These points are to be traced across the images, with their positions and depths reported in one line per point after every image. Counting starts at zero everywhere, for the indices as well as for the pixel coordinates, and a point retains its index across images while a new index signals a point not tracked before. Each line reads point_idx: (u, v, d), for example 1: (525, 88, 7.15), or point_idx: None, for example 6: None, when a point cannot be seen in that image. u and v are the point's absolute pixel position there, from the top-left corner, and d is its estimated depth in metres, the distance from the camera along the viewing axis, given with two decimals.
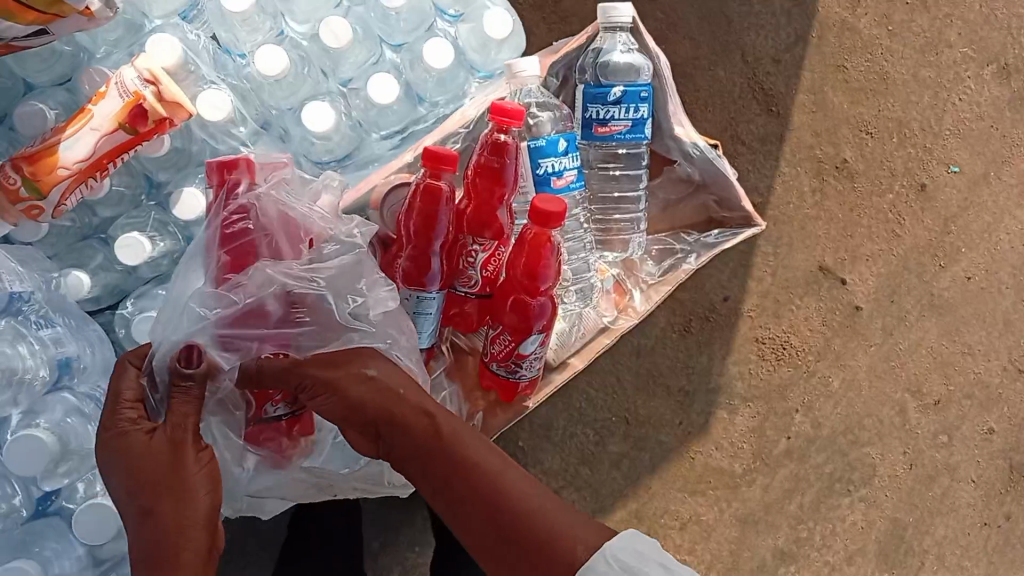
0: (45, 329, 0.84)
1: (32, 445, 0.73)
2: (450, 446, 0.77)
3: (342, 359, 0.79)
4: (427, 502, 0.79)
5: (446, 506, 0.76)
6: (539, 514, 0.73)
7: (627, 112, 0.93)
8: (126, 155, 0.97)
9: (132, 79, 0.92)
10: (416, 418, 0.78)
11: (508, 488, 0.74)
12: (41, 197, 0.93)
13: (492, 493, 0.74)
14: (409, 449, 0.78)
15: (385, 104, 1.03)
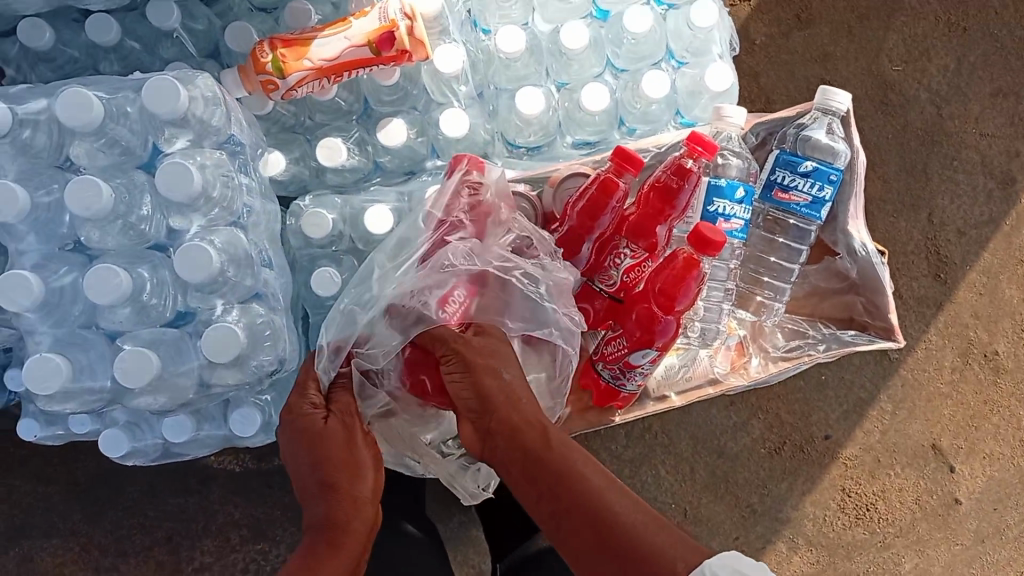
0: (244, 177, 0.94)
1: (203, 253, 0.82)
2: (559, 455, 0.78)
3: (488, 352, 0.83)
4: (528, 510, 0.79)
5: (548, 514, 0.76)
6: (641, 532, 0.72)
7: (811, 187, 0.97)
8: (359, 71, 1.08)
9: (394, 10, 1.04)
10: (530, 425, 0.80)
11: (610, 502, 0.74)
12: (280, 77, 1.04)
13: (594, 507, 0.74)
14: (516, 455, 0.79)
15: (591, 113, 1.10)
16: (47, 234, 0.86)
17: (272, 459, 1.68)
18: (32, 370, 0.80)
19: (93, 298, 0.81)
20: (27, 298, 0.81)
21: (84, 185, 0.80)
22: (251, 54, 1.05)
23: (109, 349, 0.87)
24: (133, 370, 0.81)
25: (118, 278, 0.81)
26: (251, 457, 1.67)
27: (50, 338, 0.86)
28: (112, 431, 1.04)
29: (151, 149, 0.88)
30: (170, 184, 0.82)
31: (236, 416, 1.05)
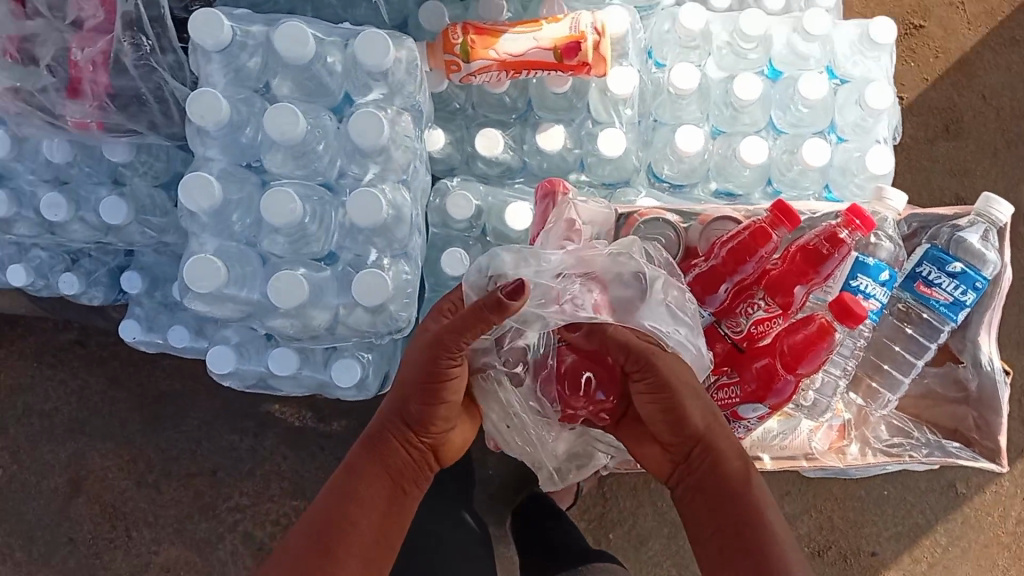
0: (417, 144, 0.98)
1: (372, 202, 0.86)
2: (752, 497, 0.81)
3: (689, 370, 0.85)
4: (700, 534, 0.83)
5: (719, 548, 0.80)
6: None
7: (955, 288, 0.99)
8: (538, 73, 1.11)
9: (586, 22, 1.06)
10: (732, 457, 0.83)
11: (786, 561, 0.76)
12: (464, 61, 1.08)
13: (774, 560, 0.76)
14: (713, 480, 0.82)
15: (745, 163, 1.12)
16: (235, 149, 0.91)
17: (331, 420, 1.75)
18: (192, 268, 0.85)
19: (268, 217, 0.85)
20: (207, 201, 0.86)
21: (283, 113, 0.84)
22: (442, 35, 1.09)
23: (261, 270, 0.91)
24: (289, 292, 0.85)
25: (293, 205, 0.85)
26: (313, 414, 1.75)
27: (213, 243, 0.90)
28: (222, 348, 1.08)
29: (344, 95, 0.92)
30: (361, 129, 0.86)
31: (336, 367, 1.10)
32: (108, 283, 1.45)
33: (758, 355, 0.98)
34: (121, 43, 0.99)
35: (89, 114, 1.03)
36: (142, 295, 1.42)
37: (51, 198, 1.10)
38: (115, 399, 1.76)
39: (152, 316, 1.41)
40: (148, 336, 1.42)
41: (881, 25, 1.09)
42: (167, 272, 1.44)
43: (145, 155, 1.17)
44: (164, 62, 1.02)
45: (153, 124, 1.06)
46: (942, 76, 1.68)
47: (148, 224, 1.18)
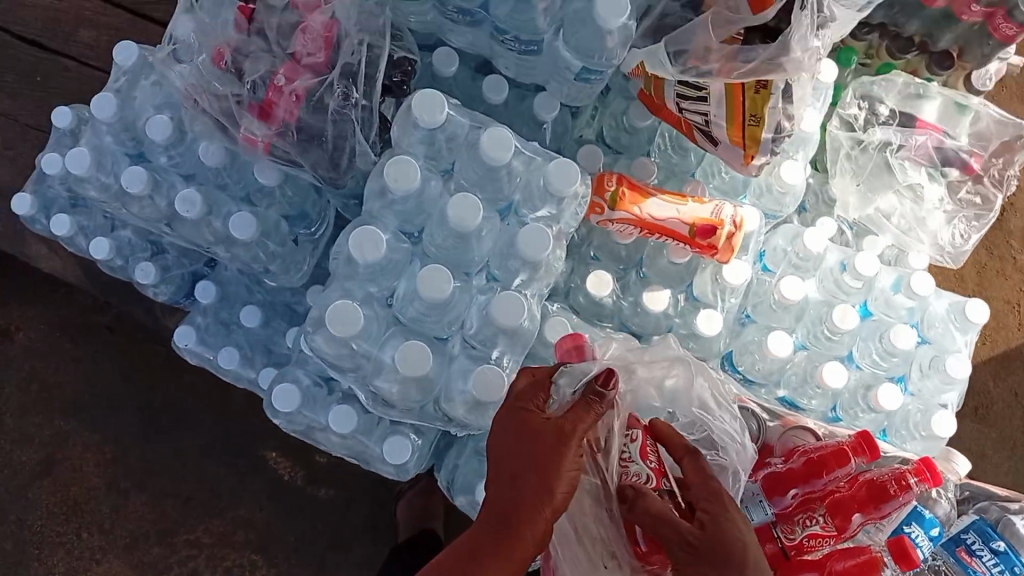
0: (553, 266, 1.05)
1: (515, 305, 0.91)
2: None
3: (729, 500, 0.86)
4: None
5: None
6: None
7: (996, 564, 1.03)
8: (665, 239, 1.19)
9: (727, 212, 1.16)
10: None
11: None
12: (609, 206, 1.16)
13: None
14: None
15: (824, 385, 1.19)
16: (403, 216, 0.97)
17: (320, 487, 1.69)
18: (336, 311, 0.89)
19: (421, 290, 0.90)
20: (372, 254, 0.91)
21: (467, 202, 0.90)
22: (597, 177, 1.18)
23: (385, 330, 0.96)
24: (415, 363, 0.89)
25: (445, 284, 0.91)
26: (304, 475, 1.70)
27: (359, 291, 0.96)
28: (293, 387, 1.10)
29: (510, 202, 0.99)
30: (526, 240, 0.92)
31: (390, 442, 1.10)
32: (177, 286, 1.42)
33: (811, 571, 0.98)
34: (332, 87, 1.06)
35: (267, 134, 1.08)
36: (208, 308, 1.39)
37: (190, 195, 1.14)
38: (116, 396, 1.71)
39: (208, 329, 1.38)
40: (197, 348, 1.38)
41: (977, 306, 1.21)
42: (239, 295, 1.39)
43: (285, 187, 1.22)
44: (358, 116, 1.08)
45: (316, 165, 1.10)
46: (982, 361, 1.79)
47: (263, 248, 1.22)
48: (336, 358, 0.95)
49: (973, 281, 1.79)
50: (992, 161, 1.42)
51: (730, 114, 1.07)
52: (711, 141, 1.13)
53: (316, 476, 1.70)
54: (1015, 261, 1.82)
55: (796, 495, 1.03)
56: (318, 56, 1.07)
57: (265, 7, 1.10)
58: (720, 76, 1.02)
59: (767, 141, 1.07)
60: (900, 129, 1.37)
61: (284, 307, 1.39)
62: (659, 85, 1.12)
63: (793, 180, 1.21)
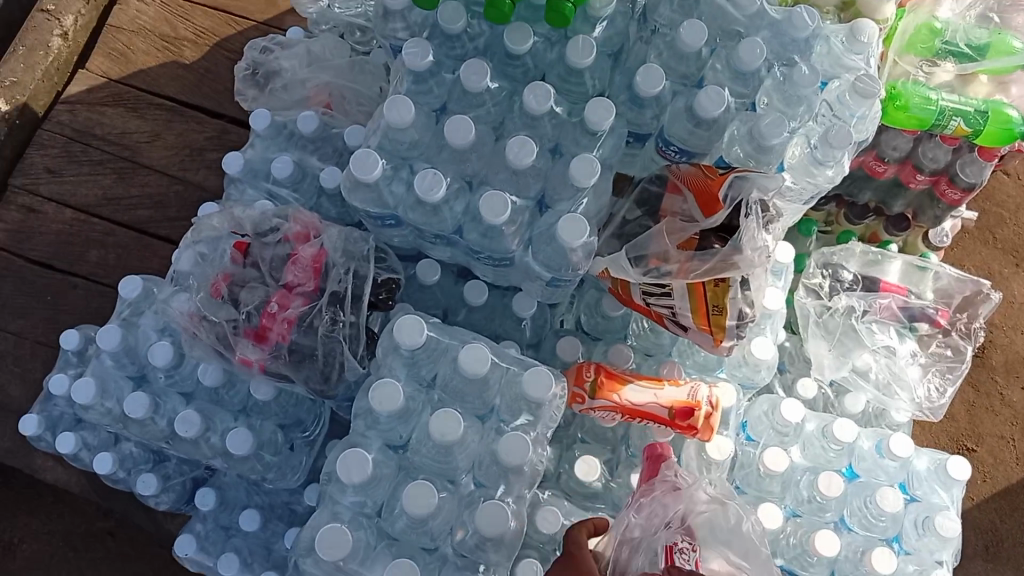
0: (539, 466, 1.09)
1: (497, 512, 0.94)
2: None
3: None
4: None
5: None
6: None
7: None
8: (646, 421, 1.24)
9: (703, 393, 1.22)
10: None
11: None
12: (589, 395, 1.22)
13: None
14: None
15: (820, 553, 1.20)
16: (387, 433, 1.01)
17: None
18: (327, 537, 0.92)
19: (407, 506, 0.94)
20: (360, 476, 0.94)
21: (448, 418, 0.96)
22: (575, 368, 1.24)
23: (375, 547, 0.98)
24: None
25: (432, 498, 0.94)
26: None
27: (348, 512, 0.99)
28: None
29: (493, 407, 1.03)
30: (509, 449, 0.96)
31: None
32: (180, 491, 1.44)
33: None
34: (321, 312, 1.14)
35: (261, 356, 1.14)
36: (208, 513, 1.39)
37: (189, 415, 1.20)
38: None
39: (209, 536, 1.38)
40: (198, 556, 1.36)
41: (959, 462, 1.25)
42: (241, 497, 1.40)
43: (283, 397, 1.28)
44: (345, 334, 1.15)
45: (308, 378, 1.15)
46: (984, 498, 1.79)
47: (261, 459, 1.26)
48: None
49: (964, 420, 1.83)
50: (958, 316, 1.53)
51: (694, 305, 1.16)
52: (680, 326, 1.21)
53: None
54: (1002, 397, 1.86)
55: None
56: (307, 284, 1.15)
57: (258, 241, 1.19)
58: (678, 276, 1.14)
59: (732, 326, 1.17)
60: (864, 294, 1.49)
61: (284, 506, 1.39)
62: (624, 284, 1.22)
63: (766, 355, 1.28)
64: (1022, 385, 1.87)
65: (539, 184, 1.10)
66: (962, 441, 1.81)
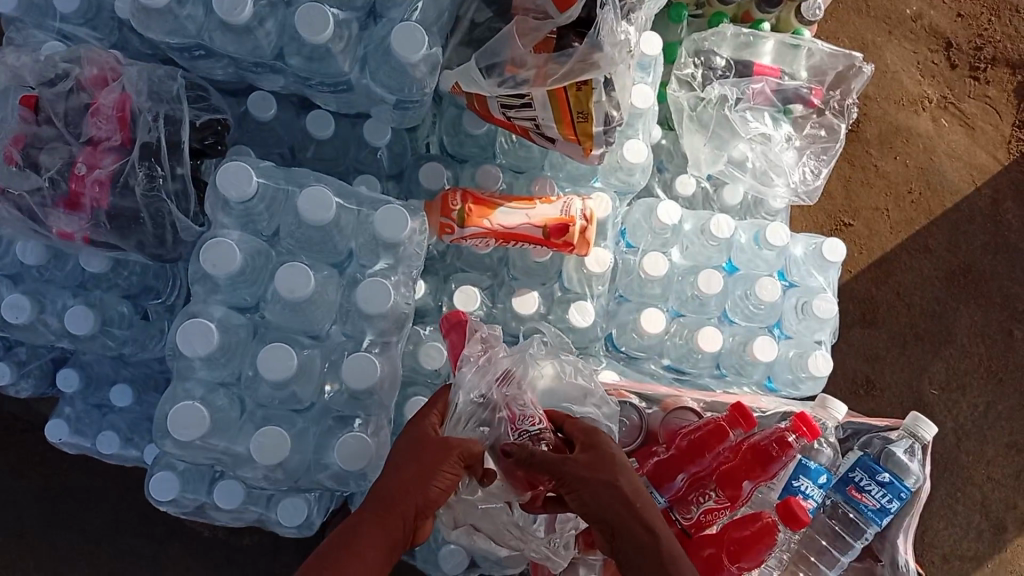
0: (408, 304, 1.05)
1: (364, 363, 0.90)
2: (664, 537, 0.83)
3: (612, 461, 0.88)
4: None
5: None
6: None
7: (884, 496, 1.06)
8: (521, 243, 1.18)
9: (576, 208, 1.16)
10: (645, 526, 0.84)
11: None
12: (459, 225, 1.14)
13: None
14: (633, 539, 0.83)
15: (702, 350, 1.22)
16: (232, 295, 0.93)
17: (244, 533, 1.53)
18: (176, 417, 0.86)
19: (263, 370, 0.87)
20: (203, 347, 0.87)
21: (296, 272, 0.88)
22: (440, 196, 1.16)
23: (240, 416, 0.92)
24: (271, 449, 0.88)
25: (290, 360, 0.88)
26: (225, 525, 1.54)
27: (201, 388, 0.91)
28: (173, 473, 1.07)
29: (348, 251, 0.96)
30: (367, 298, 0.90)
31: (284, 504, 1.08)
32: (39, 377, 1.33)
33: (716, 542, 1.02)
34: (135, 169, 1.01)
35: (80, 226, 1.02)
36: (75, 395, 1.29)
37: (16, 300, 1.08)
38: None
39: (82, 417, 1.30)
40: (74, 437, 1.30)
41: (833, 246, 1.24)
42: (105, 374, 1.29)
43: (121, 268, 1.16)
44: (171, 190, 1.03)
45: (142, 243, 1.05)
46: (861, 270, 1.86)
47: (109, 336, 1.16)
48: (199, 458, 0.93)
49: (841, 198, 1.87)
50: (831, 94, 1.50)
51: (557, 116, 1.08)
52: (546, 139, 1.14)
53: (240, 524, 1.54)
54: (877, 169, 1.90)
55: (683, 482, 1.04)
56: (115, 137, 1.02)
57: (47, 94, 1.03)
58: (537, 84, 1.04)
59: (599, 134, 1.10)
60: (738, 81, 1.43)
61: (153, 377, 1.28)
62: (481, 98, 1.10)
63: (637, 159, 1.20)
64: (895, 156, 1.91)
65: None
66: (839, 217, 1.87)
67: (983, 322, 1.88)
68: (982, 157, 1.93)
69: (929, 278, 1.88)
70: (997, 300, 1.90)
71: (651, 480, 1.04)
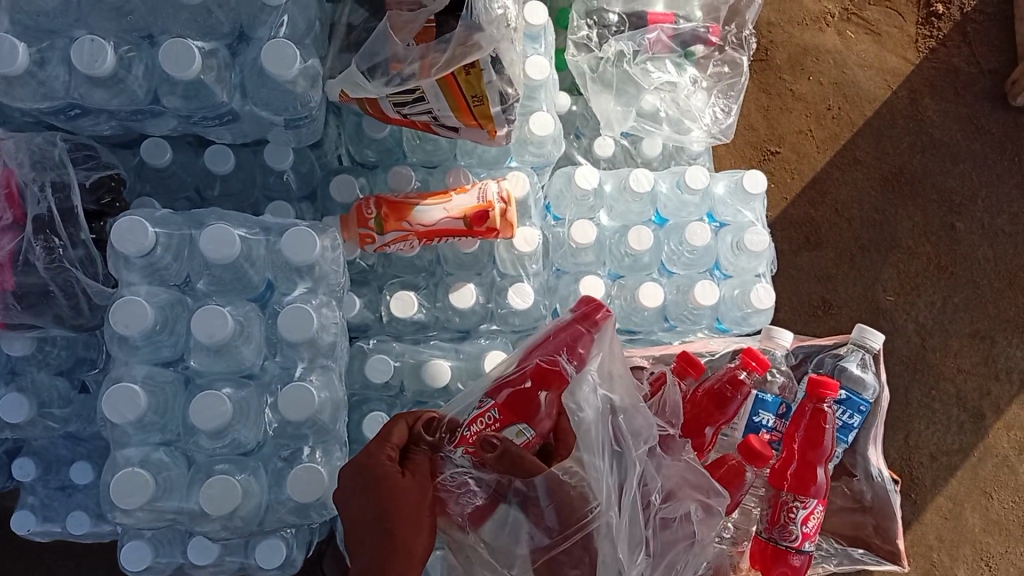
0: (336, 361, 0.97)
1: (300, 396, 0.89)
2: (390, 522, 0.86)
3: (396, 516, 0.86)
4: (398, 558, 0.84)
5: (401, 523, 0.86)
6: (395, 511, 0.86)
7: (844, 413, 1.08)
8: (446, 239, 1.17)
9: (493, 192, 1.15)
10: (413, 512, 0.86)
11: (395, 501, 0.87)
12: (379, 232, 1.13)
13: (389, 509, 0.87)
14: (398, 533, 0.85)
15: (645, 307, 1.22)
16: (151, 353, 0.91)
17: None
18: (119, 485, 0.84)
19: (195, 420, 0.85)
20: (132, 412, 0.85)
21: (211, 316, 0.85)
22: (355, 207, 1.14)
23: (187, 471, 0.92)
24: (220, 500, 0.86)
25: (222, 406, 0.85)
26: None
27: (138, 454, 0.90)
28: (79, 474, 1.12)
29: (264, 283, 0.95)
30: (291, 327, 0.89)
31: (260, 547, 1.05)
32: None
33: (808, 555, 1.04)
34: (32, 245, 0.99)
35: None
36: (35, 482, 1.26)
37: (13, 400, 1.08)
38: None
39: (48, 502, 1.26)
40: (43, 526, 1.26)
41: (754, 178, 1.26)
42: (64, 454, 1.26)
43: (48, 345, 1.14)
44: (74, 258, 1.01)
45: (59, 316, 1.03)
46: (798, 194, 1.88)
47: (51, 415, 1.15)
48: (151, 521, 0.90)
49: (763, 127, 1.89)
50: (727, 27, 1.50)
51: (453, 103, 1.06)
52: (450, 130, 1.13)
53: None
54: (793, 92, 1.92)
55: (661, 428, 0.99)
56: (6, 216, 0.98)
57: None
58: (424, 77, 1.01)
59: (498, 113, 1.08)
60: (632, 35, 1.44)
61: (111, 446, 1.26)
62: (373, 102, 1.07)
63: (546, 133, 1.20)
64: (808, 77, 1.92)
65: (231, 19, 0.94)
66: (765, 147, 1.88)
67: (925, 221, 1.91)
68: (892, 61, 1.96)
69: (864, 188, 1.91)
70: (934, 198, 1.92)
71: None
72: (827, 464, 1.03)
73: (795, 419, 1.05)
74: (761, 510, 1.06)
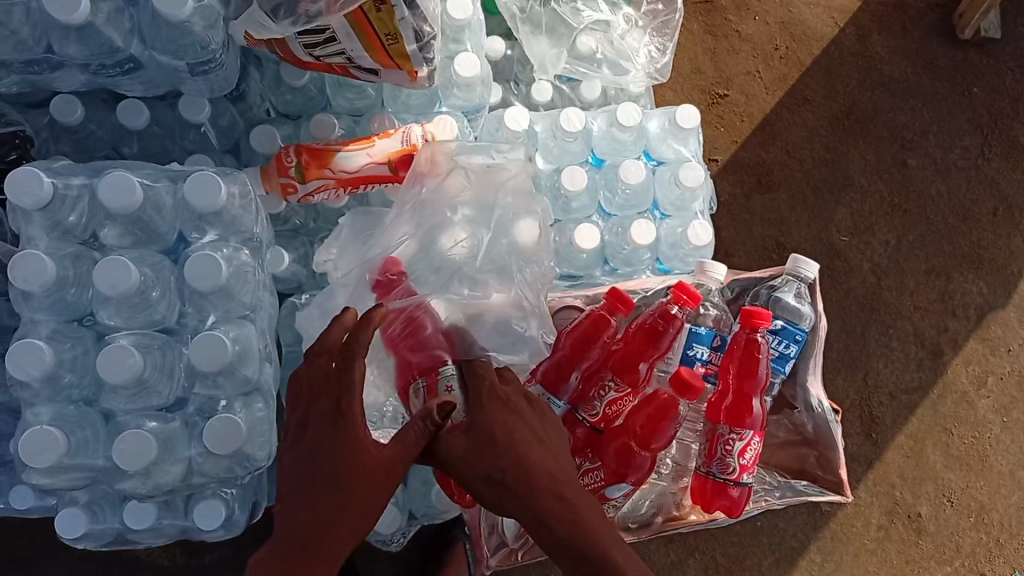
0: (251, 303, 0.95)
1: (210, 342, 0.86)
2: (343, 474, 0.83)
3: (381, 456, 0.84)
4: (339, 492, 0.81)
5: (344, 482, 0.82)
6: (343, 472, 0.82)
7: (779, 344, 1.06)
8: (374, 185, 1.15)
9: (416, 134, 1.14)
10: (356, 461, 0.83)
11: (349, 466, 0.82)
12: (301, 181, 1.10)
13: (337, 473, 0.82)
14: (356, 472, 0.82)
15: (583, 249, 1.20)
16: (57, 308, 0.88)
17: (203, 549, 1.46)
18: (26, 442, 0.82)
19: (102, 374, 0.83)
20: (38, 368, 0.83)
21: (114, 267, 0.83)
22: (275, 156, 1.11)
23: (104, 427, 0.90)
24: (135, 453, 0.83)
25: (132, 358, 0.83)
26: (182, 547, 1.47)
27: (49, 411, 0.87)
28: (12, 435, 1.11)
29: (175, 235, 0.93)
30: (198, 273, 0.85)
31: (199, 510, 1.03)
32: None
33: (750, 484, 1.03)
34: None
35: None
36: None
37: None
38: None
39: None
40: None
41: (685, 112, 1.22)
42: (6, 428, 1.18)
43: None
44: None
45: None
46: (749, 137, 1.86)
47: None
48: (69, 481, 0.88)
49: (711, 70, 1.86)
50: None
51: (365, 41, 1.03)
52: (367, 73, 1.10)
53: (195, 544, 1.47)
54: (740, 34, 1.89)
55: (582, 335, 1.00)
56: None
57: None
58: (330, 13, 0.97)
59: (414, 52, 1.05)
60: None
61: None
62: (282, 43, 1.04)
63: (473, 74, 1.16)
64: (754, 17, 1.89)
65: None
66: (713, 90, 1.86)
67: (877, 159, 1.90)
68: None
69: (815, 128, 1.89)
70: (887, 136, 1.91)
71: (546, 386, 1.00)
72: (763, 395, 1.02)
73: (729, 349, 1.03)
74: (700, 445, 1.05)
